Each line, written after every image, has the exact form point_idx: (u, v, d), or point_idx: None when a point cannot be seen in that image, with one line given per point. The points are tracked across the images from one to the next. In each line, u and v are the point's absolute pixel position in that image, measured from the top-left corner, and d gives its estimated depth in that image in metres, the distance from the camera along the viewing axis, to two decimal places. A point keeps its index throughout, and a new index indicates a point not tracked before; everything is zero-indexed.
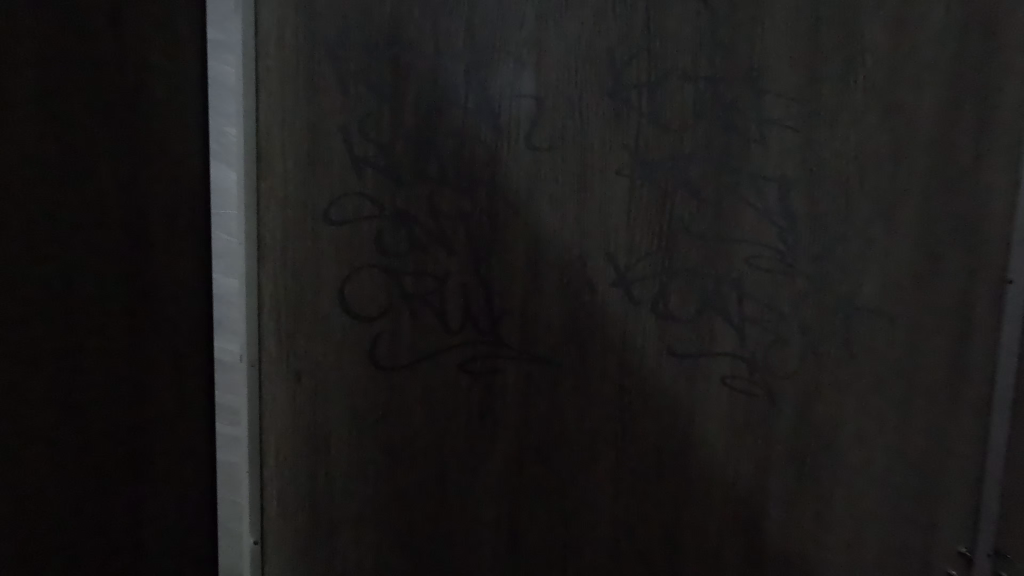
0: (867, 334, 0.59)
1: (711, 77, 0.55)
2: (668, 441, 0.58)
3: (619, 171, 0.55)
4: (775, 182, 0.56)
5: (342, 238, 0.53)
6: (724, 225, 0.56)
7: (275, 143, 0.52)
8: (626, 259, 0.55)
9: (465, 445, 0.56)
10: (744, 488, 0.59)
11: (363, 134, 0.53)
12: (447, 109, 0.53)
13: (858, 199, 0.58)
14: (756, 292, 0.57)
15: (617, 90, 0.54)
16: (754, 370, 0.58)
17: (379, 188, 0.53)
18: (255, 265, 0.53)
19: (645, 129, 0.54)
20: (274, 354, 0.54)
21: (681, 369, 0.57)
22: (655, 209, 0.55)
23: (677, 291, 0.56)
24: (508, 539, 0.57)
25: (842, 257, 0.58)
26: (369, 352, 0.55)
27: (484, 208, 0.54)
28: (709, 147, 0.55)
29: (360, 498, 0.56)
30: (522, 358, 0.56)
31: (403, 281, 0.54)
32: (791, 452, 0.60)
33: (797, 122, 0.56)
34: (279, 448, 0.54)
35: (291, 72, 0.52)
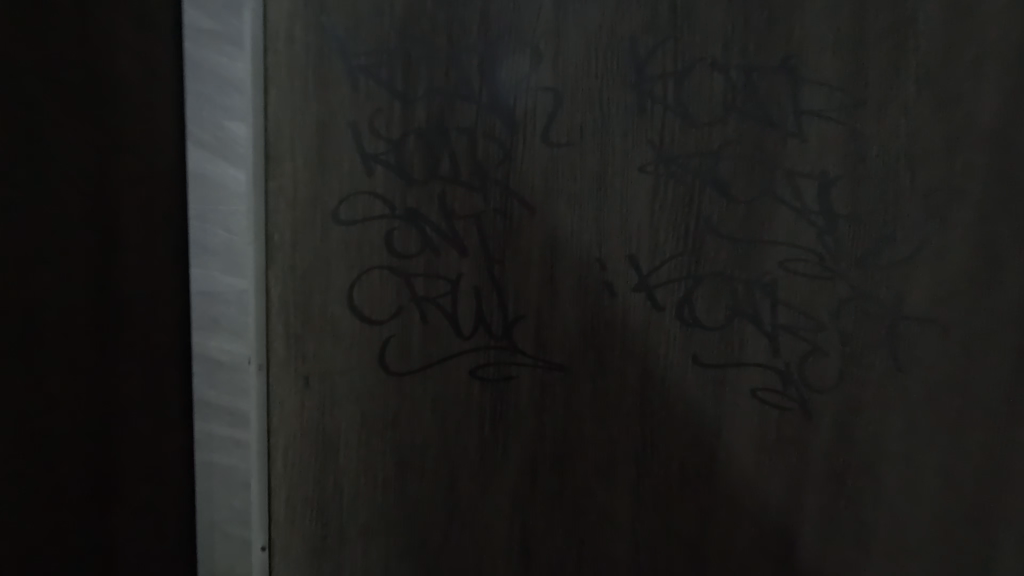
0: (916, 347, 0.54)
1: (744, 65, 0.51)
2: (692, 455, 0.54)
3: (642, 167, 0.51)
4: (815, 180, 0.52)
5: (352, 239, 0.52)
6: (757, 227, 0.52)
7: (284, 142, 0.51)
8: (648, 261, 0.52)
9: (475, 453, 0.54)
10: (775, 508, 0.55)
11: (374, 131, 0.51)
12: (459, 104, 0.51)
13: (909, 198, 0.53)
14: (791, 299, 0.53)
15: (640, 81, 0.50)
16: (787, 382, 0.54)
17: (390, 188, 0.52)
18: (264, 266, 0.52)
19: (671, 123, 0.51)
20: (283, 357, 0.53)
21: (707, 381, 0.54)
22: (681, 208, 0.52)
23: (704, 297, 0.53)
24: (520, 552, 0.55)
25: (890, 262, 0.53)
26: (378, 356, 0.53)
27: (498, 208, 0.52)
28: (741, 141, 0.51)
29: (368, 504, 0.55)
30: (536, 365, 0.53)
31: (414, 283, 0.52)
32: (827, 473, 0.55)
33: (840, 114, 0.51)
34: (288, 451, 0.54)
35: (299, 68, 0.50)
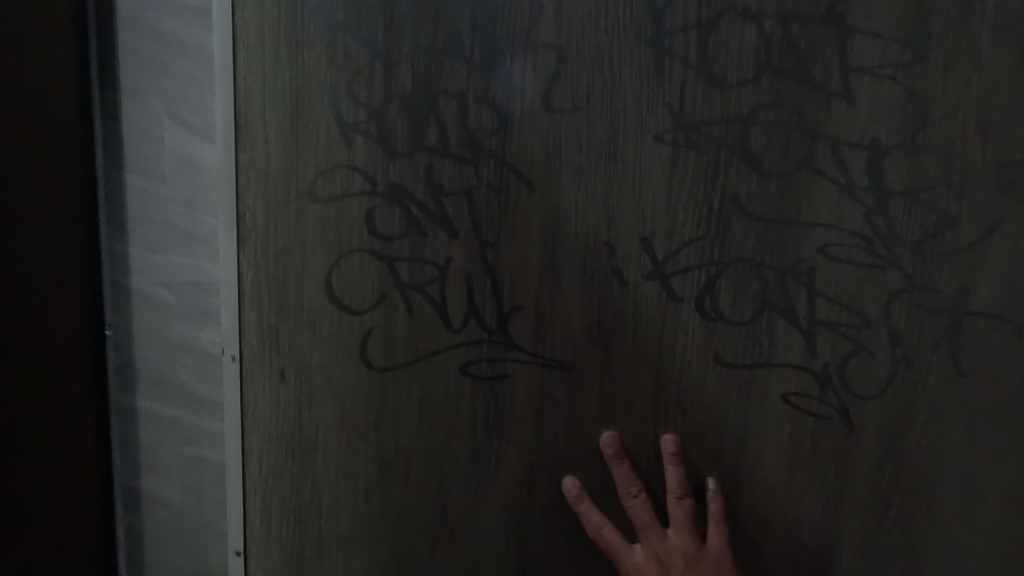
0: (980, 349, 0.47)
1: (781, 16, 0.43)
2: (712, 468, 0.48)
3: (659, 136, 0.44)
4: (863, 150, 0.44)
5: (330, 218, 0.47)
6: (793, 206, 0.45)
7: (255, 109, 0.46)
8: (663, 245, 0.45)
9: (466, 458, 0.49)
10: (809, 531, 0.48)
11: (353, 96, 0.45)
12: (448, 65, 0.45)
13: (977, 172, 0.45)
14: (832, 290, 0.46)
15: (657, 35, 0.43)
16: (825, 387, 0.47)
17: (371, 161, 0.46)
18: (234, 248, 0.47)
19: (694, 84, 0.44)
20: (257, 348, 0.48)
21: (731, 382, 0.47)
22: (702, 184, 0.45)
23: (728, 286, 0.46)
24: (516, 569, 0.49)
25: (951, 248, 0.45)
26: (360, 348, 0.48)
27: (491, 183, 0.46)
28: (776, 104, 0.44)
29: (349, 511, 0.50)
30: (534, 362, 0.47)
31: (398, 268, 0.47)
32: (871, 493, 0.48)
33: (895, 71, 0.43)
34: (264, 450, 0.49)
35: (272, 27, 0.45)
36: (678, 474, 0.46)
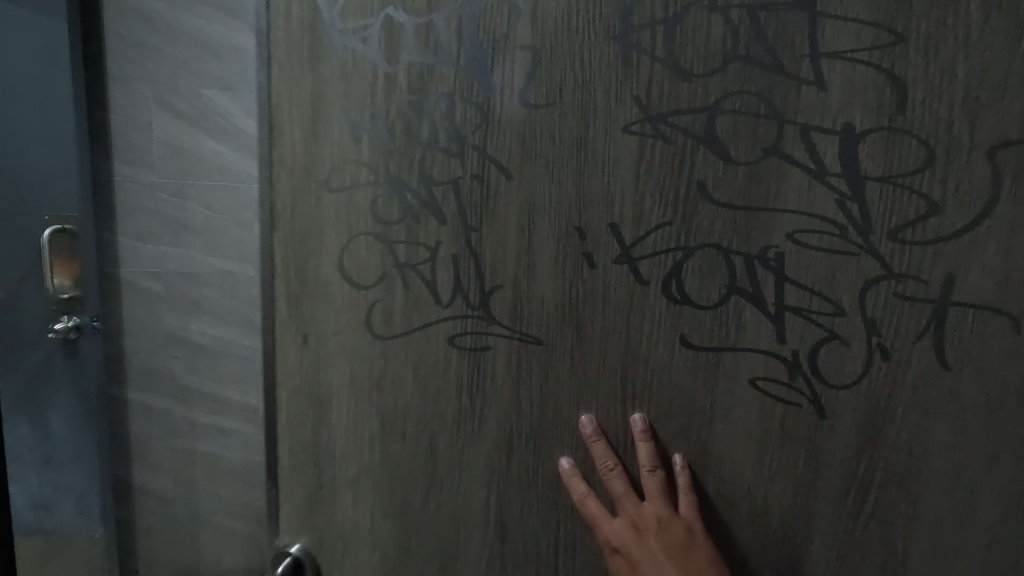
0: (970, 341, 0.46)
1: (751, 6, 0.44)
2: (683, 445, 0.50)
3: (627, 127, 0.47)
4: (835, 136, 0.45)
5: (341, 205, 0.51)
6: (761, 192, 0.46)
7: (284, 111, 0.51)
8: (632, 230, 0.48)
9: (452, 426, 0.52)
10: (780, 515, 0.50)
11: (360, 99, 0.49)
12: (435, 67, 0.48)
13: (966, 155, 0.44)
14: (803, 277, 0.47)
15: (625, 30, 0.45)
16: (795, 372, 0.48)
17: (375, 156, 0.50)
18: (269, 231, 0.53)
19: (662, 76, 0.46)
20: (284, 316, 0.54)
21: (698, 363, 0.49)
22: (670, 172, 0.47)
23: (696, 271, 0.48)
24: (497, 531, 0.53)
25: (933, 235, 0.45)
26: (366, 321, 0.52)
27: (474, 172, 0.49)
28: (743, 89, 0.45)
29: (357, 463, 0.55)
30: (514, 338, 0.50)
31: (397, 249, 0.51)
32: (846, 480, 0.49)
33: (869, 55, 0.44)
34: (292, 401, 0.55)
35: (301, 37, 0.50)
36: (650, 451, 0.50)
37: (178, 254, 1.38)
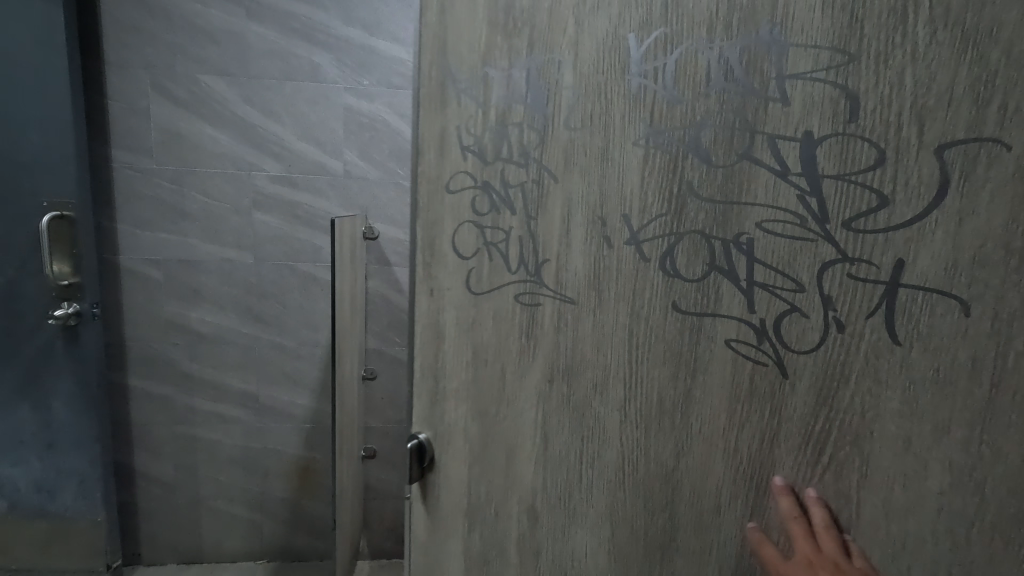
0: (921, 319, 0.57)
1: (732, 40, 0.59)
2: (667, 393, 0.68)
3: (636, 142, 0.65)
4: (797, 143, 0.59)
5: (454, 202, 0.76)
6: (735, 188, 0.61)
7: (425, 139, 0.77)
8: (640, 218, 0.66)
9: (516, 360, 0.76)
10: (747, 456, 0.66)
11: (467, 132, 0.74)
12: (513, 105, 0.70)
13: (914, 154, 0.55)
14: (769, 258, 0.61)
15: (639, 70, 0.63)
16: (762, 337, 0.63)
17: (474, 168, 0.74)
18: (411, 221, 0.80)
19: (661, 100, 0.63)
20: (420, 277, 0.81)
21: (684, 324, 0.66)
22: (668, 173, 0.63)
23: (685, 251, 0.64)
24: (540, 441, 0.76)
25: (884, 225, 0.57)
26: (466, 282, 0.78)
27: (534, 178, 0.70)
28: (723, 108, 0.60)
29: (456, 380, 0.81)
30: (557, 300, 0.72)
31: (484, 232, 0.75)
32: (802, 429, 0.64)
33: (826, 73, 0.57)
34: (424, 329, 0.82)
35: (435, 90, 0.75)
36: (827, 515, 0.64)
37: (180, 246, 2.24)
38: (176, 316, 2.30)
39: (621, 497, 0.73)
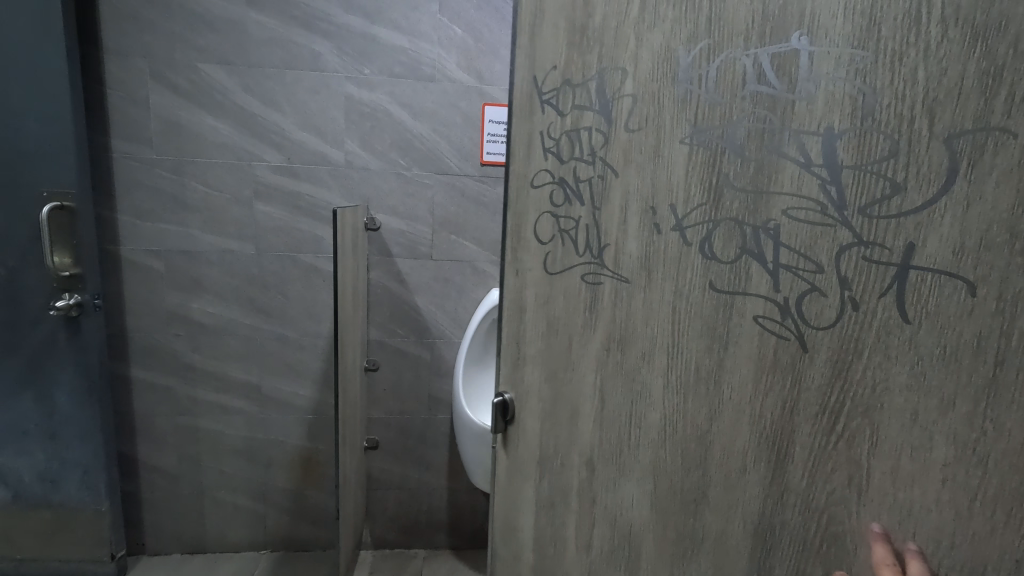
0: (929, 301, 0.62)
1: (763, 48, 0.73)
2: (702, 363, 0.84)
3: (682, 140, 0.83)
4: (819, 137, 0.68)
5: (540, 194, 1.16)
6: (765, 180, 0.74)
7: (523, 149, 1.21)
8: (684, 207, 0.84)
9: (580, 324, 1.08)
10: (771, 422, 0.77)
11: (548, 142, 1.11)
12: (585, 112, 1.01)
13: (926, 144, 0.61)
14: (791, 243, 0.72)
15: (686, 77, 0.82)
16: (785, 314, 0.74)
17: (554, 168, 1.10)
18: (512, 216, 1.28)
19: (703, 103, 0.80)
20: (516, 260, 1.28)
21: (718, 299, 0.81)
22: (707, 166, 0.80)
23: (721, 234, 0.80)
24: (597, 389, 1.05)
25: (896, 212, 0.63)
26: (543, 266, 1.17)
27: (599, 170, 0.99)
28: (755, 110, 0.74)
29: (537, 336, 1.23)
30: (615, 279, 0.99)
31: (558, 218, 1.11)
32: (821, 401, 0.72)
33: (847, 73, 0.66)
34: (516, 298, 1.30)
35: (527, 112, 1.18)
36: (925, 567, 0.66)
37: (183, 236, 2.68)
38: (190, 308, 2.76)
39: (664, 451, 0.92)
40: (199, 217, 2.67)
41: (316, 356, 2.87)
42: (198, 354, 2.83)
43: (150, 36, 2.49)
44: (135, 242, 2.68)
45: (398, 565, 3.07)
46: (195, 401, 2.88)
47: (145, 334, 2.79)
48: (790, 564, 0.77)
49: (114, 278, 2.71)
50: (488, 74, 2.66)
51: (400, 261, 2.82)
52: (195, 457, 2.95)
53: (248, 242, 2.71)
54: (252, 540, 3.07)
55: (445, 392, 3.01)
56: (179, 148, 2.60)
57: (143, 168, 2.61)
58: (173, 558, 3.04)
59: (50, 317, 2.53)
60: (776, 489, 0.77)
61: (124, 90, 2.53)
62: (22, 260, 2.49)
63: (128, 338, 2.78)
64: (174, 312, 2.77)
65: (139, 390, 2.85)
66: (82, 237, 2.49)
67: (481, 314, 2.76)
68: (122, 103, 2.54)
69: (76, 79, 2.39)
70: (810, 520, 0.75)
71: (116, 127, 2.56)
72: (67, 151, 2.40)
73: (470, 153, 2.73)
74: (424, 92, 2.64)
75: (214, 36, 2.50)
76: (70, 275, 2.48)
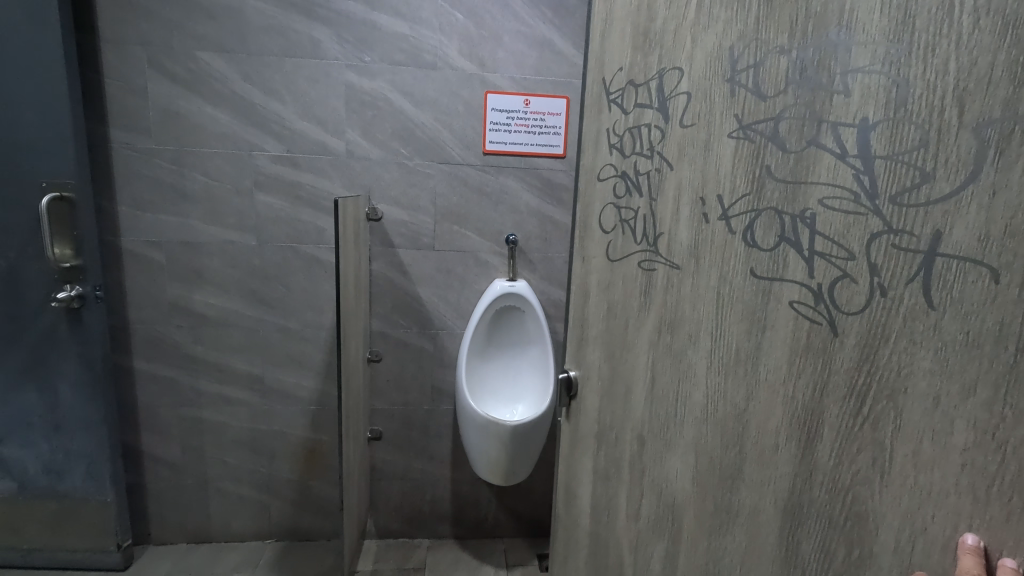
0: (955, 287, 0.62)
1: (803, 44, 0.79)
2: (742, 346, 0.92)
3: (730, 133, 0.93)
4: (854, 128, 0.72)
5: (606, 185, 1.41)
6: (804, 172, 0.79)
7: (594, 149, 1.48)
8: (729, 198, 0.94)
9: (636, 304, 1.26)
10: (801, 401, 0.81)
11: (615, 141, 1.35)
12: (645, 112, 1.21)
13: (955, 133, 0.61)
14: (826, 231, 0.76)
15: (733, 76, 0.93)
16: (818, 299, 0.78)
17: (619, 164, 1.33)
18: (584, 207, 1.55)
19: (748, 98, 0.89)
20: (585, 245, 1.55)
21: (758, 284, 0.89)
22: (750, 157, 0.89)
23: (762, 222, 0.87)
24: (650, 364, 1.21)
25: (925, 200, 0.64)
26: (607, 252, 1.41)
27: (658, 163, 1.16)
28: (797, 104, 0.80)
29: (598, 313, 1.47)
30: (670, 266, 1.13)
31: (619, 207, 1.34)
32: (849, 383, 0.74)
33: (882, 66, 0.68)
34: (584, 277, 1.56)
35: (597, 115, 1.45)
36: None
37: (184, 226, 2.69)
38: (191, 298, 2.78)
39: (706, 426, 1.02)
40: (200, 208, 2.68)
41: (318, 347, 2.89)
42: (200, 345, 2.84)
43: (147, 24, 2.47)
44: (136, 233, 2.68)
45: (402, 554, 3.11)
46: (198, 392, 2.90)
47: (146, 325, 2.80)
48: (815, 540, 0.80)
49: (116, 269, 2.72)
50: (490, 62, 2.66)
51: (401, 251, 2.84)
52: (198, 448, 2.97)
53: (249, 233, 2.72)
54: (257, 530, 3.11)
55: (448, 383, 3.04)
56: (179, 138, 2.60)
57: (143, 158, 2.61)
58: (180, 547, 3.07)
59: (53, 308, 2.55)
60: (805, 467, 0.81)
61: (122, 79, 2.52)
62: (23, 252, 2.49)
63: (130, 328, 2.79)
64: (175, 303, 2.78)
65: (141, 381, 2.87)
66: (82, 227, 2.48)
67: (483, 306, 2.82)
68: (120, 92, 2.54)
69: (72, 67, 2.37)
70: (835, 498, 0.77)
71: (115, 118, 2.56)
72: (66, 139, 2.40)
73: (473, 142, 2.75)
74: (425, 80, 2.65)
75: (213, 23, 2.50)
76: (70, 266, 2.50)
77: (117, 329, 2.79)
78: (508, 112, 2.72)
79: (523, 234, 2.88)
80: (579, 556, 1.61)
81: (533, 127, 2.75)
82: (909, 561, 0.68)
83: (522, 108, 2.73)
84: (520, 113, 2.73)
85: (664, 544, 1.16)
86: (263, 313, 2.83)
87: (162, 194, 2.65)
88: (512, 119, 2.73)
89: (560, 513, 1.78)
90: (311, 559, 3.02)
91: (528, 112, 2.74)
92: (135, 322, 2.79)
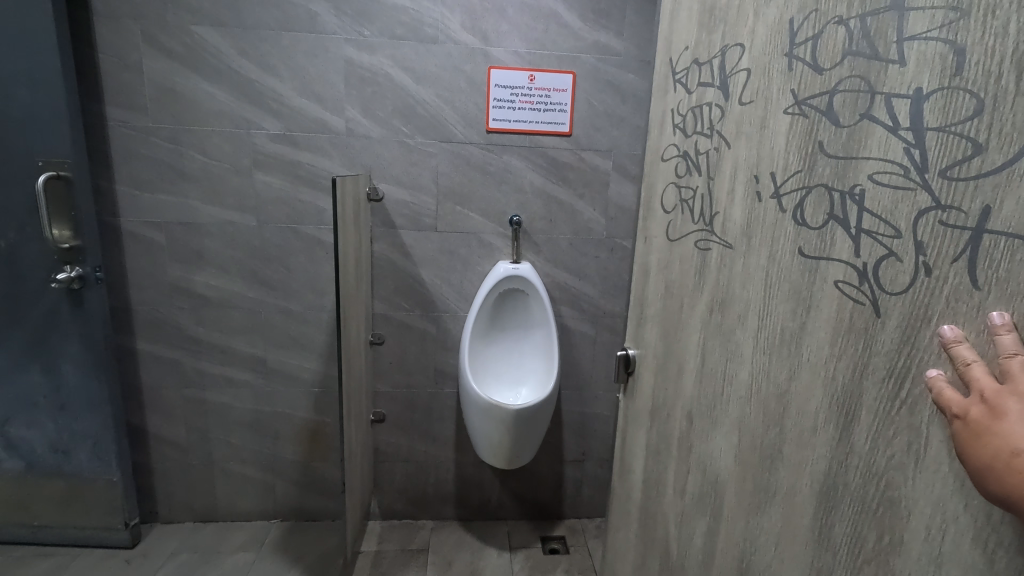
0: (1001, 265, 0.58)
1: (861, 12, 0.75)
2: (786, 327, 0.90)
3: (785, 109, 0.90)
4: (908, 99, 0.68)
5: (667, 165, 1.38)
6: (855, 147, 0.76)
7: (658, 128, 1.44)
8: (781, 176, 0.91)
9: (692, 286, 1.24)
10: (842, 384, 0.79)
11: (677, 121, 1.32)
12: (706, 90, 1.18)
13: (1010, 101, 0.57)
14: (873, 209, 0.74)
15: (791, 49, 0.89)
16: (863, 279, 0.76)
17: (680, 144, 1.30)
18: (649, 188, 1.52)
19: (805, 71, 0.86)
20: (647, 227, 1.52)
21: (805, 264, 0.86)
22: (803, 133, 0.86)
23: (811, 201, 0.85)
24: (702, 346, 1.19)
25: (975, 172, 0.61)
26: (666, 233, 1.39)
27: (716, 143, 1.13)
28: (852, 77, 0.77)
29: (658, 296, 1.44)
30: (724, 246, 1.10)
31: (681, 187, 1.31)
32: (888, 366, 0.72)
33: (939, 32, 0.64)
34: (645, 260, 1.54)
35: (663, 93, 1.41)
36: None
37: (184, 206, 2.65)
38: (190, 279, 2.75)
39: (748, 407, 1.01)
40: (199, 187, 2.63)
41: (320, 329, 2.87)
42: (202, 327, 2.82)
43: None
44: (135, 214, 2.64)
45: (404, 536, 3.13)
46: (202, 374, 2.89)
47: (148, 306, 2.78)
48: (848, 524, 0.79)
49: (115, 250, 2.68)
50: (494, 36, 2.59)
51: (403, 232, 2.80)
52: (202, 429, 2.97)
53: (249, 214, 2.68)
54: (265, 510, 3.13)
55: (451, 365, 3.03)
56: (177, 116, 2.54)
57: (142, 136, 2.55)
58: (186, 526, 3.10)
59: (51, 289, 2.52)
60: (841, 450, 0.79)
61: (115, 54, 2.45)
62: (22, 233, 2.46)
63: (131, 310, 2.77)
64: (176, 284, 2.75)
65: (145, 363, 2.85)
66: (80, 207, 2.44)
67: (487, 288, 2.80)
68: (114, 68, 2.46)
69: (65, 44, 2.30)
70: (869, 482, 0.75)
71: (112, 95, 2.49)
72: (60, 118, 2.34)
73: (476, 120, 2.69)
74: (427, 56, 2.58)
75: None
76: (70, 248, 2.46)
77: (119, 310, 2.76)
78: (512, 88, 2.66)
79: (527, 215, 2.84)
80: (630, 533, 1.62)
81: (538, 103, 2.68)
82: (939, 553, 0.66)
83: (527, 85, 2.66)
84: (525, 89, 2.66)
85: (706, 521, 1.16)
86: (262, 295, 2.80)
87: (161, 174, 2.60)
88: (516, 96, 2.67)
89: (615, 493, 1.78)
90: (316, 538, 3.05)
91: (532, 88, 2.67)
92: (135, 304, 2.76)
